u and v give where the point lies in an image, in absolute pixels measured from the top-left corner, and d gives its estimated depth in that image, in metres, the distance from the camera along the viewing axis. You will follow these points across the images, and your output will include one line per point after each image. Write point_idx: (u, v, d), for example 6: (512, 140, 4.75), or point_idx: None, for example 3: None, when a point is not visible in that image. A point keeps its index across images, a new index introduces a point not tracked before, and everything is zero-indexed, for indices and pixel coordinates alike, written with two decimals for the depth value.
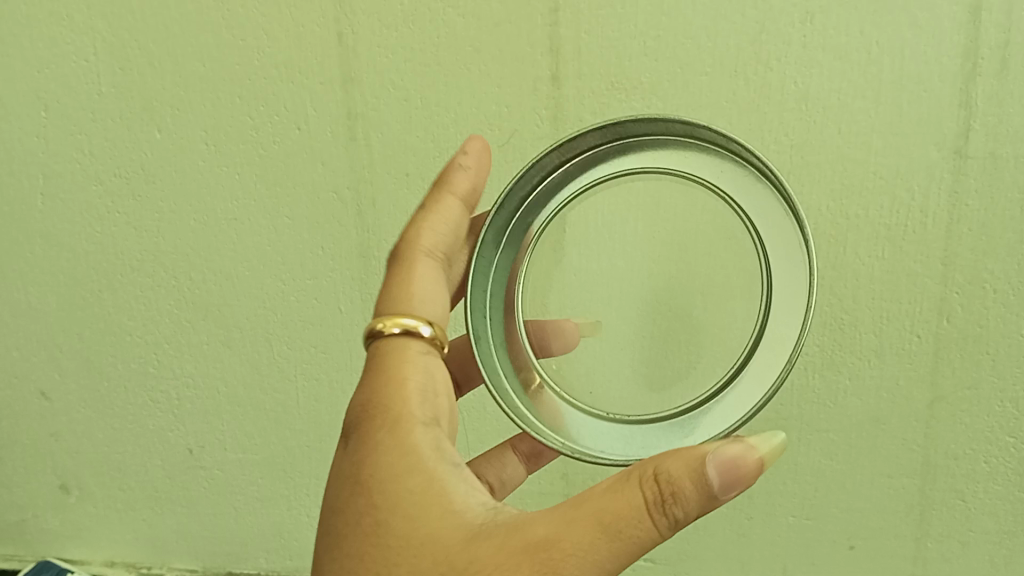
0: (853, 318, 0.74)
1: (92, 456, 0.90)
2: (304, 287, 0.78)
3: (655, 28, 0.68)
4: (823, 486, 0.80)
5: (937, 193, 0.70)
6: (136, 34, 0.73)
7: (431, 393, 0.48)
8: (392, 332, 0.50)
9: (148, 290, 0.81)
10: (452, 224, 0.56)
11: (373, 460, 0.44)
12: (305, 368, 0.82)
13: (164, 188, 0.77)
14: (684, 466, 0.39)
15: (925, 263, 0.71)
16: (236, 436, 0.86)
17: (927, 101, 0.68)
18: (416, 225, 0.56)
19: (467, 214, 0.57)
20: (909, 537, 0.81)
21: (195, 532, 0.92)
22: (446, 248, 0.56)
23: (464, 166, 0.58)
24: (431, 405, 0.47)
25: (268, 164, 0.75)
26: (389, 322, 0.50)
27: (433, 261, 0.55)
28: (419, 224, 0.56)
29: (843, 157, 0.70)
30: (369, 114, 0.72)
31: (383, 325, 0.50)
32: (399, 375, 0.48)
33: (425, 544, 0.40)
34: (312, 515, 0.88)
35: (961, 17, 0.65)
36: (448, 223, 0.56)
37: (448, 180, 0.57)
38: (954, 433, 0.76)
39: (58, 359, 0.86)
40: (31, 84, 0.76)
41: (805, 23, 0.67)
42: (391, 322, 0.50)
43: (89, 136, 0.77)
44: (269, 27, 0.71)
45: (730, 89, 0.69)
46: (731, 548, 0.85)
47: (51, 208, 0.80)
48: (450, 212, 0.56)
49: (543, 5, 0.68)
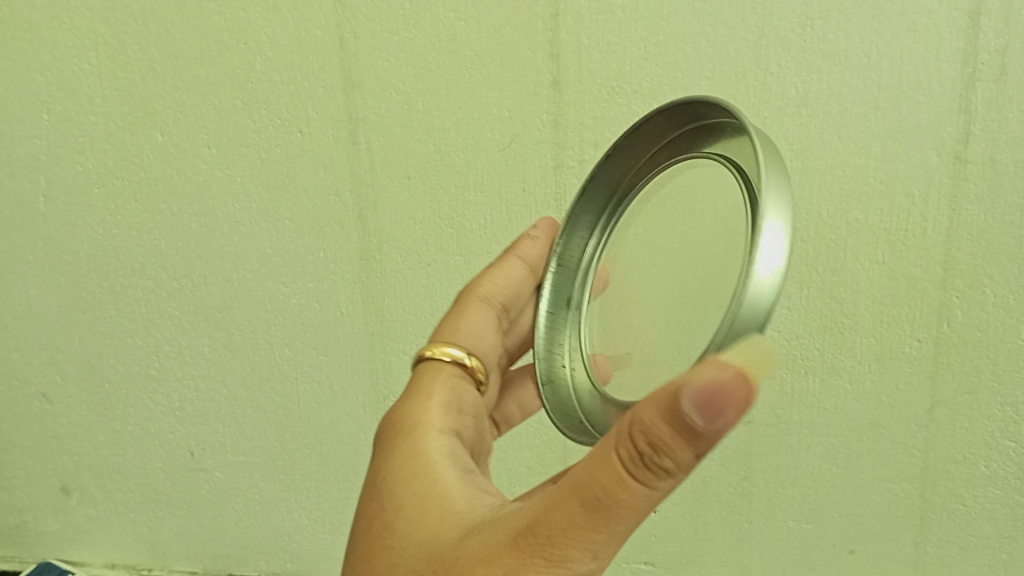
0: (853, 322, 0.74)
1: (93, 459, 0.90)
2: (305, 291, 0.79)
3: (655, 33, 0.68)
4: (823, 490, 0.81)
5: (937, 198, 0.70)
6: (138, 38, 0.73)
7: (453, 408, 0.50)
8: (439, 358, 0.54)
9: (149, 293, 0.81)
10: (515, 280, 0.59)
11: (388, 463, 0.45)
12: (306, 372, 0.82)
13: (165, 192, 0.77)
14: (651, 406, 0.30)
15: (925, 268, 0.72)
16: (238, 439, 0.86)
17: (926, 107, 0.68)
18: (480, 275, 0.59)
19: (532, 277, 0.60)
20: (909, 541, 0.82)
21: (195, 534, 0.92)
22: (504, 300, 0.59)
23: (533, 238, 0.61)
24: (451, 417, 0.49)
25: (269, 169, 0.75)
26: (438, 349, 0.54)
27: (488, 308, 0.58)
28: (485, 273, 0.59)
29: (843, 162, 0.70)
30: (371, 118, 0.72)
31: (431, 351, 0.54)
32: (425, 389, 0.50)
33: (424, 542, 0.39)
34: (313, 517, 0.88)
35: (960, 22, 0.65)
36: (509, 280, 0.59)
37: (517, 246, 0.61)
38: (954, 437, 0.77)
39: (59, 361, 0.86)
40: (32, 88, 0.76)
41: (805, 28, 0.67)
42: (440, 348, 0.54)
43: (91, 139, 0.77)
44: (270, 31, 0.71)
45: (731, 94, 0.69)
46: (731, 551, 0.86)
47: (52, 211, 0.80)
48: (513, 270, 0.59)
49: (543, 10, 0.68)
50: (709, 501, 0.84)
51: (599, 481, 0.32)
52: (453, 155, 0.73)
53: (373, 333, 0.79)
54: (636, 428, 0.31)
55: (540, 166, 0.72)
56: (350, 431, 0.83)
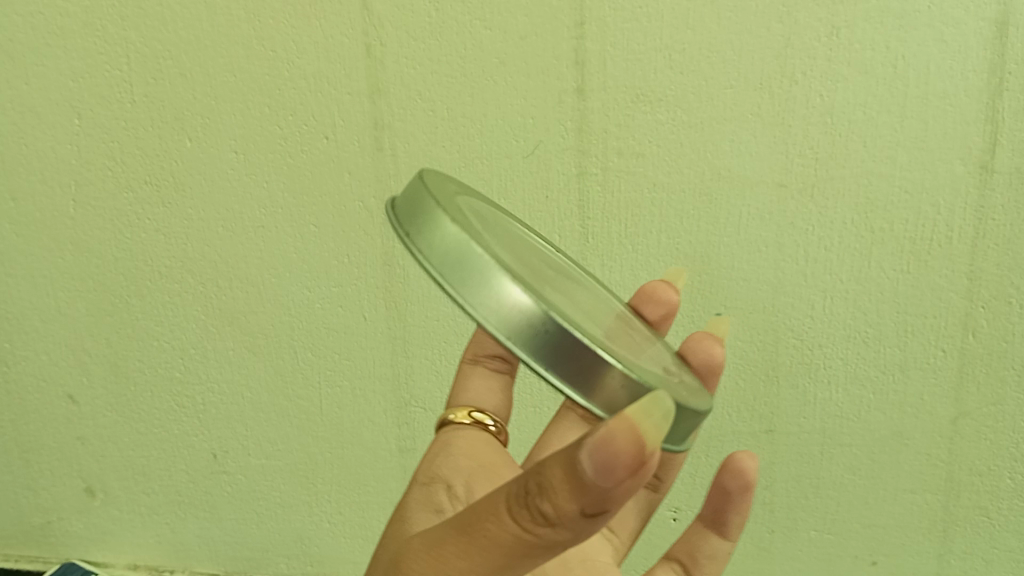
0: (877, 331, 0.74)
1: (119, 460, 0.91)
2: (328, 295, 0.80)
3: (680, 42, 0.68)
4: (845, 501, 0.81)
5: (962, 209, 0.70)
6: (168, 45, 0.73)
7: (443, 453, 0.61)
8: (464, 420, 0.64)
9: (175, 296, 0.82)
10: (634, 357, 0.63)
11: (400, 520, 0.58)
12: (328, 375, 0.83)
13: (193, 196, 0.78)
14: (554, 453, 0.34)
15: (950, 279, 0.72)
16: (261, 442, 0.87)
17: (952, 117, 0.68)
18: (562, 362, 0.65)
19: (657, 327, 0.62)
20: (932, 554, 0.82)
21: (218, 537, 0.94)
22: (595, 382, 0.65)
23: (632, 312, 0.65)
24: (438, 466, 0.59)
25: (295, 174, 0.76)
26: (460, 413, 0.64)
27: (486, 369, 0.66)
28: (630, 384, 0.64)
29: (867, 171, 0.70)
30: (396, 125, 0.73)
31: (455, 416, 0.64)
32: (441, 449, 0.62)
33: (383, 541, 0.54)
34: (333, 521, 0.90)
35: (987, 32, 0.65)
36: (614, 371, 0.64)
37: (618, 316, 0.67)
38: (979, 450, 0.77)
39: (86, 363, 0.87)
40: (63, 93, 0.76)
41: (831, 37, 0.67)
42: (461, 413, 0.64)
43: (122, 144, 0.77)
44: (299, 39, 0.71)
45: (754, 102, 0.69)
46: (750, 561, 0.86)
47: (82, 214, 0.80)
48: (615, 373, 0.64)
49: (569, 18, 0.68)
50: None
51: (479, 511, 0.36)
52: (479, 162, 0.73)
53: (396, 338, 0.80)
54: (530, 478, 0.34)
55: (563, 174, 0.73)
56: (372, 436, 0.85)
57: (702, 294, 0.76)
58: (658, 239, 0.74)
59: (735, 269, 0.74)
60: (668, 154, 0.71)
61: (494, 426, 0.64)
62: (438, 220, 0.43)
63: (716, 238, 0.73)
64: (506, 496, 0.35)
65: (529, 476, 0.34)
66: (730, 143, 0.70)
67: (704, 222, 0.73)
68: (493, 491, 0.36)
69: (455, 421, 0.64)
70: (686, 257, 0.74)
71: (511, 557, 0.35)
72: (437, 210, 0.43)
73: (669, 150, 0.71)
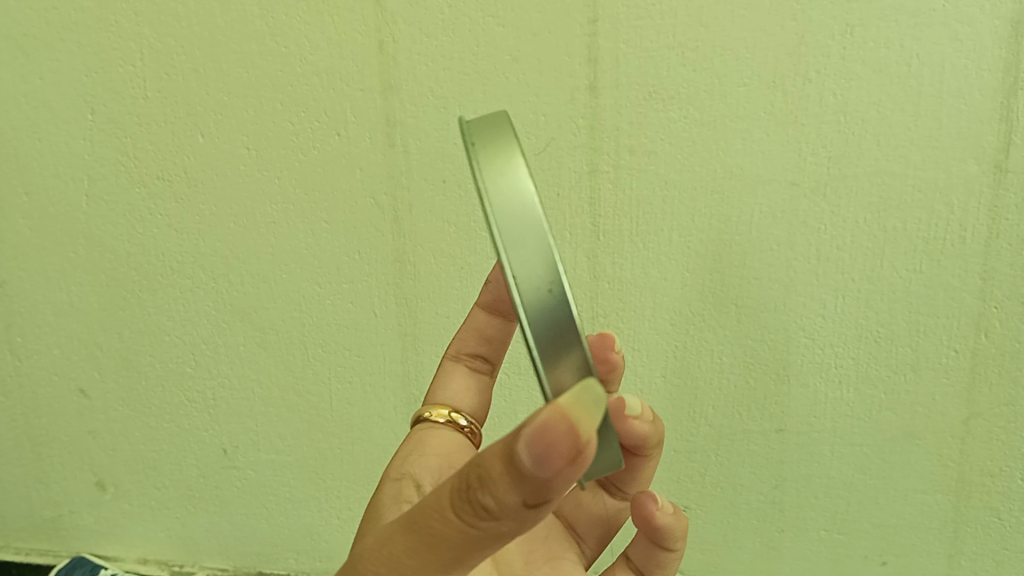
0: (890, 331, 0.74)
1: (129, 454, 0.92)
2: (340, 290, 0.80)
3: (693, 39, 0.68)
4: (855, 501, 0.81)
5: (976, 208, 0.69)
6: (182, 41, 0.73)
7: (416, 454, 0.57)
8: (438, 421, 0.59)
9: (187, 291, 0.82)
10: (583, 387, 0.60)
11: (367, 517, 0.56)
12: (339, 371, 0.83)
13: (205, 191, 0.78)
14: (494, 444, 0.34)
15: (963, 278, 0.72)
16: (271, 437, 0.88)
17: (966, 115, 0.67)
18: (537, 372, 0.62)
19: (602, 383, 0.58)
20: (942, 554, 0.82)
21: (227, 532, 0.94)
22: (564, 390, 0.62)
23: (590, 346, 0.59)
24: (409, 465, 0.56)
25: (306, 170, 0.76)
26: (435, 412, 0.60)
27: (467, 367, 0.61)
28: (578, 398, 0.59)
29: (881, 170, 0.70)
30: (408, 122, 0.73)
31: (429, 414, 0.60)
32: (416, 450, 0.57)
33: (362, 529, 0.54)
34: (342, 517, 0.90)
35: (1002, 31, 0.65)
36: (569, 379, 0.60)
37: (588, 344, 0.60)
38: (991, 450, 0.77)
39: (98, 357, 0.87)
40: (77, 88, 0.76)
41: (845, 35, 0.66)
42: (437, 412, 0.60)
43: (135, 139, 0.78)
44: (312, 35, 0.72)
45: (767, 101, 0.69)
46: (759, 560, 0.86)
47: (95, 208, 0.81)
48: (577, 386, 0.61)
49: (582, 15, 0.68)
50: (739, 509, 0.84)
51: (424, 509, 0.36)
52: None
53: (407, 335, 0.81)
54: (471, 470, 0.34)
55: (575, 171, 0.73)
56: (381, 432, 0.85)
57: (713, 293, 0.75)
58: (670, 237, 0.74)
59: (747, 268, 0.74)
60: (680, 152, 0.71)
61: (469, 427, 0.60)
62: (509, 142, 0.38)
63: (727, 236, 0.73)
64: (449, 492, 0.35)
65: (472, 468, 0.34)
66: (742, 140, 0.70)
67: (715, 220, 0.73)
68: (438, 487, 0.36)
69: (430, 420, 0.59)
70: (697, 257, 0.74)
71: (458, 548, 0.35)
72: (513, 137, 0.39)
73: (682, 148, 0.71)
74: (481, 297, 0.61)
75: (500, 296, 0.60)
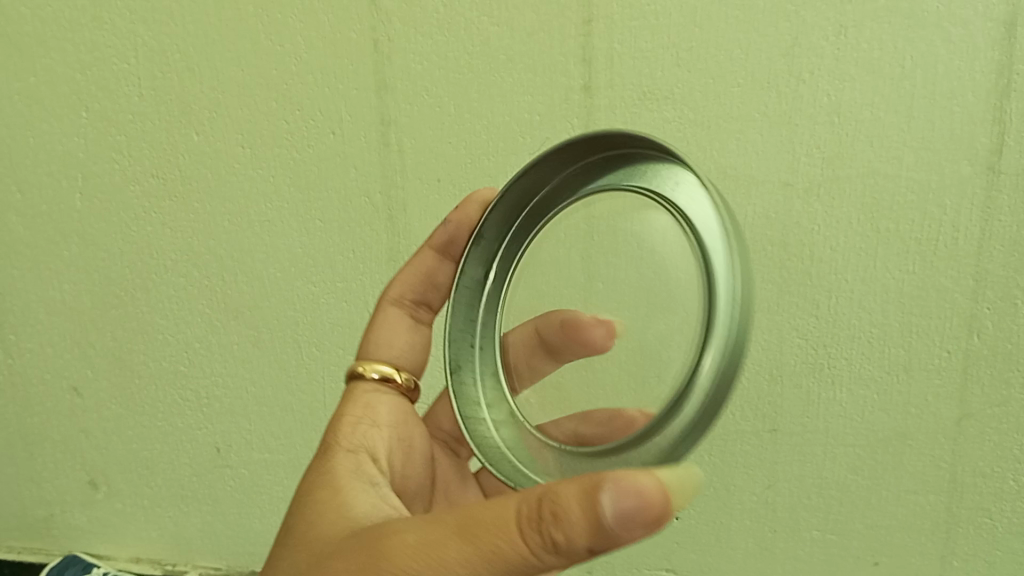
0: (882, 332, 0.74)
1: (121, 453, 0.92)
2: (333, 289, 0.80)
3: (688, 40, 0.68)
4: (848, 501, 0.81)
5: (969, 210, 0.70)
6: (177, 40, 0.73)
7: (363, 421, 0.56)
8: (371, 375, 0.60)
9: (181, 290, 0.82)
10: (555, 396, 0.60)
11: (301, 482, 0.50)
12: (333, 371, 0.83)
13: (199, 190, 0.78)
14: (573, 483, 0.34)
15: (956, 280, 0.72)
16: (263, 437, 0.87)
17: (960, 117, 0.67)
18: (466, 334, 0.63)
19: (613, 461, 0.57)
20: (934, 554, 0.82)
21: (220, 532, 0.94)
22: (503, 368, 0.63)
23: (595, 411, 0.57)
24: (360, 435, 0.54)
25: (301, 169, 0.76)
26: (369, 366, 0.60)
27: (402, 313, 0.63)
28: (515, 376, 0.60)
29: (874, 171, 0.70)
30: (402, 121, 0.73)
31: (363, 368, 0.60)
32: (360, 417, 0.56)
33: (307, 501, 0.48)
34: None
35: (995, 33, 0.65)
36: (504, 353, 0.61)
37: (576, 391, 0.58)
38: (983, 450, 0.77)
39: (91, 356, 0.87)
40: (71, 86, 0.76)
41: (839, 36, 0.67)
42: (371, 366, 0.60)
43: (129, 138, 0.78)
44: (306, 33, 0.71)
45: (762, 102, 0.69)
46: (752, 561, 0.86)
47: (88, 206, 0.81)
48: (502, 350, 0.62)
49: (577, 15, 0.68)
50: (732, 509, 0.84)
51: (477, 522, 0.36)
52: (484, 158, 0.73)
53: None
54: (545, 503, 0.34)
55: None
56: None
57: None
58: None
59: None
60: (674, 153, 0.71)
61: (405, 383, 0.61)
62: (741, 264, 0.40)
63: None
64: (514, 516, 0.35)
65: (546, 503, 0.34)
66: (737, 141, 0.70)
67: None
68: (493, 507, 0.36)
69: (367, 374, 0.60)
70: None
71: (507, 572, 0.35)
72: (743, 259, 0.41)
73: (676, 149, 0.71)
74: (430, 241, 0.61)
75: (454, 238, 0.60)
